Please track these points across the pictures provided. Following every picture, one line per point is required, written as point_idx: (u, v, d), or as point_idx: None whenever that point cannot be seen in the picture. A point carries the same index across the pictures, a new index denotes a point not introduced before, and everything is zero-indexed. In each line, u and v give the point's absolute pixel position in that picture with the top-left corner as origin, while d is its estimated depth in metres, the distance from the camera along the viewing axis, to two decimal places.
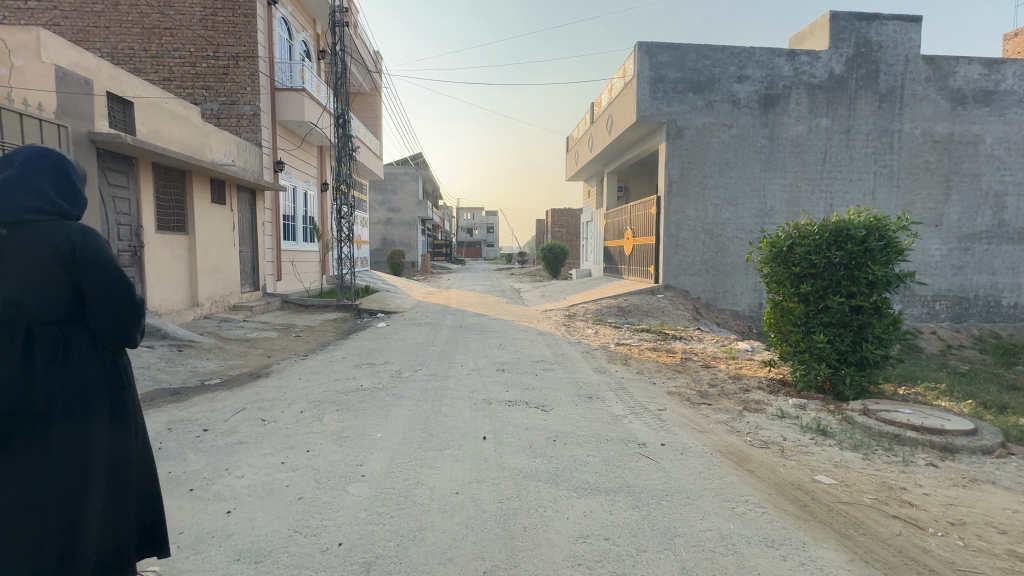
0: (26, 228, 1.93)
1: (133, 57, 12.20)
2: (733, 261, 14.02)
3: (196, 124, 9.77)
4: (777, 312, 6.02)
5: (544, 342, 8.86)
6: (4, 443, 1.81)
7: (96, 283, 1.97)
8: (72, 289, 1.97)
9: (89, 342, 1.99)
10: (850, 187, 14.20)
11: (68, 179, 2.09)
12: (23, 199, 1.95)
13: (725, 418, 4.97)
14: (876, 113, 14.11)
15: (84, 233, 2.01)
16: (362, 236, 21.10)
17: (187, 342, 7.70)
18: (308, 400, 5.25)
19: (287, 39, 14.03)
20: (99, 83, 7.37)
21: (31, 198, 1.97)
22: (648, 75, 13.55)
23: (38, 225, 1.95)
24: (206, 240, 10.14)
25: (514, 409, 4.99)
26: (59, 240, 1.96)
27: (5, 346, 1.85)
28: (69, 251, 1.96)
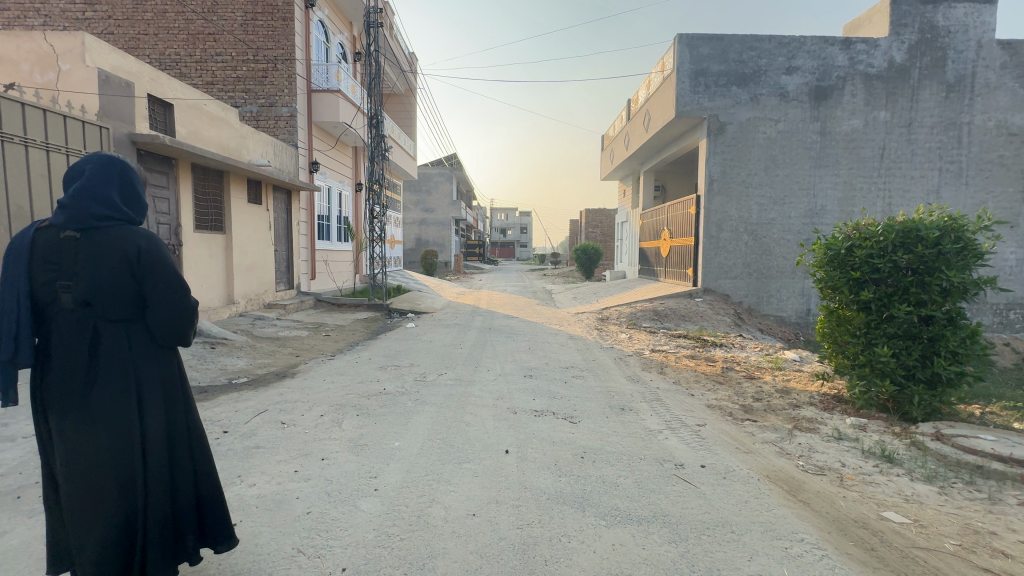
0: (98, 233, 2.30)
1: (179, 63, 12.62)
2: (778, 264, 13.22)
3: (233, 125, 9.96)
4: (832, 321, 5.50)
5: (575, 347, 8.52)
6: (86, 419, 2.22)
7: (155, 288, 2.31)
8: (134, 292, 2.32)
9: (146, 339, 2.34)
10: (911, 185, 13.13)
11: (131, 188, 2.42)
12: (96, 207, 2.31)
13: (773, 437, 4.52)
14: (942, 105, 12.98)
15: (149, 239, 2.37)
16: (395, 236, 21.29)
17: (219, 340, 7.81)
18: (330, 403, 5.13)
19: (324, 42, 14.26)
20: (141, 86, 7.56)
21: (101, 205, 2.33)
22: (688, 69, 12.96)
23: (107, 231, 2.30)
24: (242, 240, 10.33)
25: (540, 420, 4.70)
26: (127, 245, 2.31)
27: (80, 337, 2.25)
28: (134, 257, 2.30)
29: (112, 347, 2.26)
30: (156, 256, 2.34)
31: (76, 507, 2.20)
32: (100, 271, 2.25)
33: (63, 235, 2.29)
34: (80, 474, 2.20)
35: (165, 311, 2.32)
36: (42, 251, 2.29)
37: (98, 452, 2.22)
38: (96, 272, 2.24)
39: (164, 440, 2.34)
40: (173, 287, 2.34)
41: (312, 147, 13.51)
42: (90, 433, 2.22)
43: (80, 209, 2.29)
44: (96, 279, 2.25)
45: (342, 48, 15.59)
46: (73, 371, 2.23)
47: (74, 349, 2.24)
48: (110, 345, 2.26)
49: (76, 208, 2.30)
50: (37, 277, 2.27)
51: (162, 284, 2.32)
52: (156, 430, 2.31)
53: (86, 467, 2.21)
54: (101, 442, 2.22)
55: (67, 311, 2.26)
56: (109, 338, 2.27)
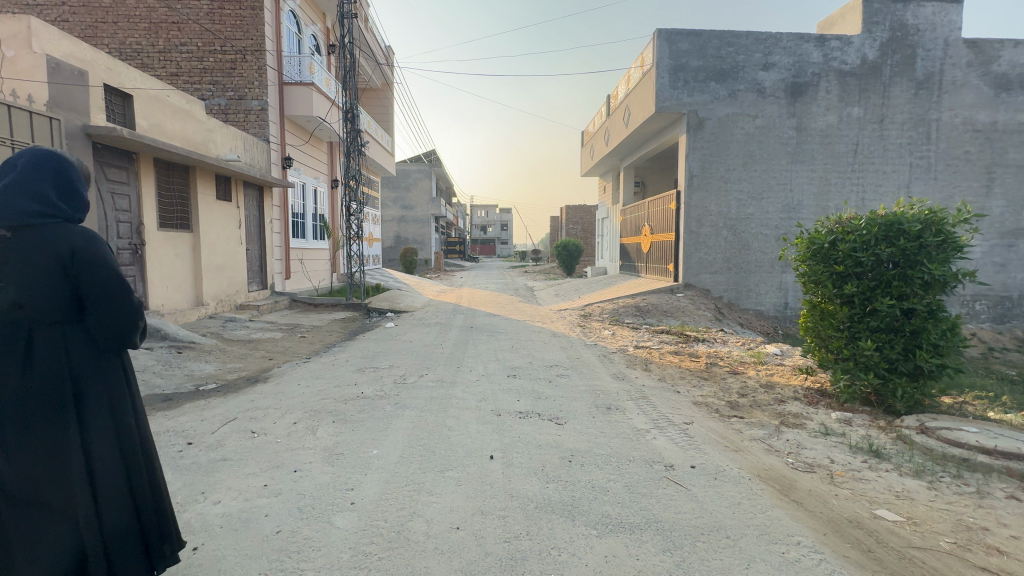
0: (29, 232, 2.03)
1: (141, 53, 12.01)
2: (757, 259, 13.36)
3: (199, 118, 9.49)
4: (816, 316, 5.49)
5: (558, 344, 8.40)
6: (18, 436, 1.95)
7: (92, 287, 2.05)
8: (71, 293, 2.05)
9: (85, 342, 2.07)
10: (883, 180, 13.40)
11: (69, 183, 2.16)
12: (27, 204, 2.05)
13: (761, 434, 4.46)
14: (913, 101, 13.28)
15: (87, 237, 2.10)
16: (373, 233, 20.88)
17: (187, 344, 7.42)
18: (304, 409, 4.88)
19: (296, 33, 13.77)
20: (96, 75, 7.10)
21: (36, 203, 2.07)
22: (667, 64, 12.94)
23: (40, 229, 2.04)
24: (210, 238, 9.88)
25: (526, 422, 4.54)
26: (60, 244, 2.05)
27: (10, 345, 1.97)
28: (67, 256, 2.04)
29: (47, 352, 2.00)
30: (95, 255, 2.08)
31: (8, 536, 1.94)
32: (30, 269, 1.99)
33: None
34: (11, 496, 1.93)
35: (107, 310, 2.06)
36: None
37: (34, 470, 1.96)
38: (25, 271, 1.98)
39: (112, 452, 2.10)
40: (114, 284, 2.09)
41: (284, 142, 13.04)
42: (25, 449, 1.96)
43: (7, 206, 2.02)
44: (25, 279, 1.97)
45: (315, 40, 15.10)
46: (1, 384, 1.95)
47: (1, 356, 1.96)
48: (44, 349, 2.00)
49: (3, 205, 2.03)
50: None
51: (101, 282, 2.06)
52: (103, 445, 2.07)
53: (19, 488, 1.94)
54: (38, 458, 1.97)
55: None
56: (43, 342, 2.01)
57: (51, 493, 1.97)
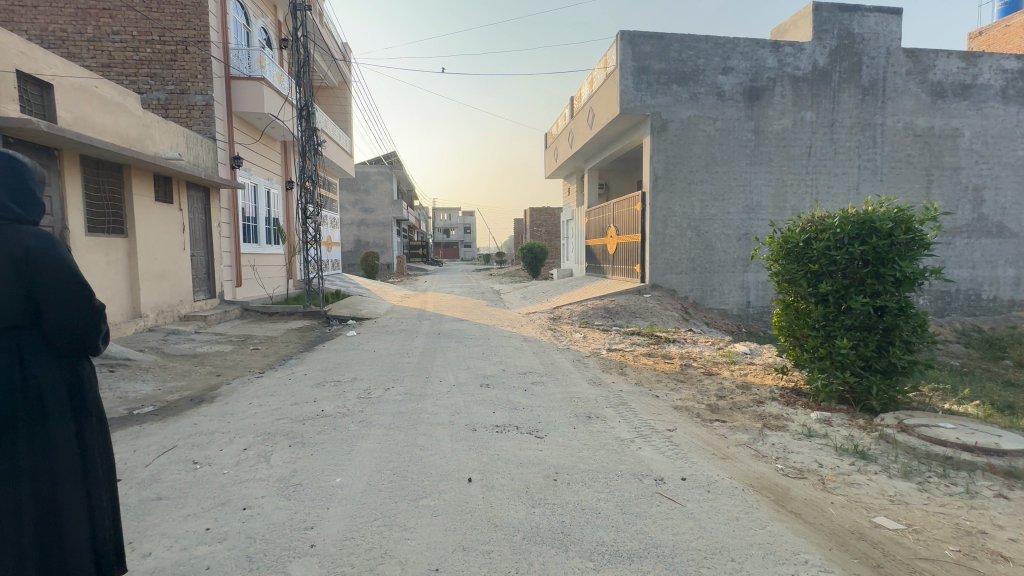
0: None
1: (66, 41, 10.92)
2: (720, 259, 13.60)
3: (133, 112, 8.66)
4: (790, 315, 5.46)
5: (530, 350, 8.12)
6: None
7: (51, 292, 2.12)
8: (26, 298, 2.11)
9: (43, 346, 2.14)
10: (835, 182, 13.95)
11: (22, 186, 2.22)
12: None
13: (746, 439, 4.33)
14: (859, 106, 13.90)
15: (42, 241, 2.17)
16: (331, 237, 20.02)
17: (120, 361, 6.67)
18: (256, 432, 4.36)
19: (244, 25, 12.94)
20: (7, 60, 6.27)
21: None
22: (630, 66, 12.98)
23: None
24: (148, 244, 9.02)
25: (504, 437, 4.22)
26: (12, 246, 2.10)
27: None
28: (22, 259, 2.11)
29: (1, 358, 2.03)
30: (52, 260, 2.15)
31: None
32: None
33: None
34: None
35: (68, 315, 2.14)
36: None
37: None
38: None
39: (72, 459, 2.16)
40: (74, 291, 2.16)
41: (233, 140, 12.18)
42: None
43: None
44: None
45: (265, 33, 14.26)
46: None
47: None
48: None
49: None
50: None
51: (61, 288, 2.14)
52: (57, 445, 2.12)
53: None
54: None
55: None
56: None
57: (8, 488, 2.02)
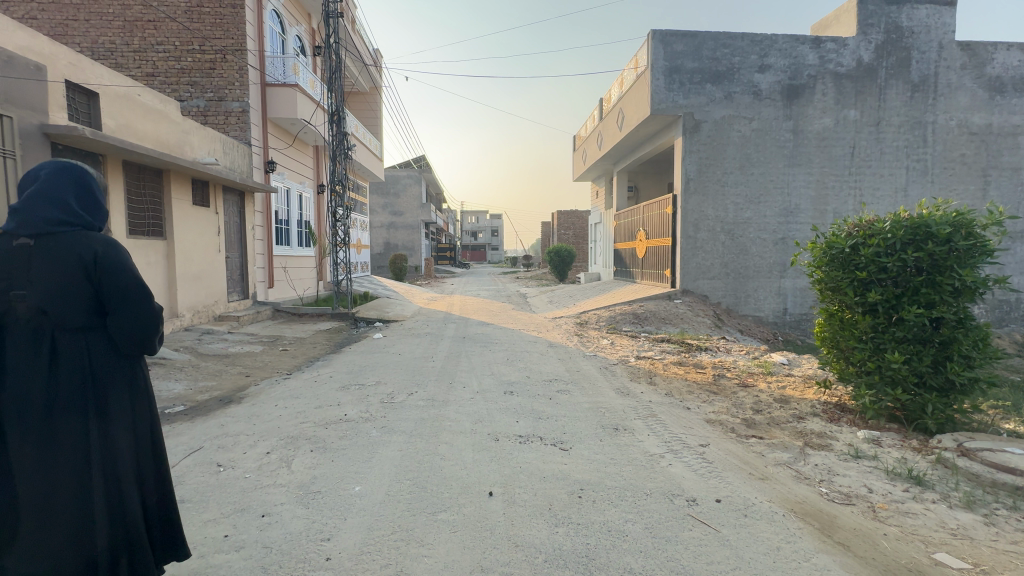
0: (53, 238, 2.24)
1: (115, 52, 11.46)
2: (755, 264, 13.09)
3: (173, 119, 8.97)
4: (834, 326, 5.12)
5: (556, 356, 7.95)
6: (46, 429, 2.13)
7: (116, 295, 2.23)
8: (92, 298, 2.24)
9: (108, 347, 2.25)
10: (880, 183, 13.23)
11: (90, 193, 2.37)
12: (52, 212, 2.26)
13: (786, 458, 4.05)
14: (908, 104, 13.15)
15: (106, 245, 2.28)
16: (360, 240, 20.34)
17: (155, 359, 6.87)
18: (280, 436, 4.37)
19: (280, 33, 13.29)
20: (56, 70, 6.56)
21: (56, 210, 2.27)
22: (662, 65, 12.67)
23: (64, 235, 2.25)
24: (186, 246, 9.32)
25: (527, 448, 4.08)
26: (82, 250, 2.24)
27: (35, 350, 2.16)
28: (91, 262, 2.23)
29: (71, 357, 2.17)
30: (112, 262, 2.26)
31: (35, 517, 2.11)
32: (54, 279, 2.17)
33: (15, 242, 2.22)
34: (34, 492, 2.10)
35: (131, 317, 2.24)
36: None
37: (56, 468, 2.13)
38: (51, 280, 2.17)
39: (131, 456, 2.26)
40: (136, 294, 2.26)
41: (267, 145, 12.51)
42: (47, 449, 2.13)
43: (33, 213, 2.23)
44: (49, 287, 2.16)
45: (300, 41, 14.63)
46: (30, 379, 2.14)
47: (29, 358, 2.15)
48: (71, 353, 2.18)
49: (29, 212, 2.24)
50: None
51: (125, 290, 2.24)
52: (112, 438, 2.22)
53: (44, 485, 2.11)
54: (58, 456, 2.13)
55: (21, 320, 2.17)
56: (69, 348, 2.18)
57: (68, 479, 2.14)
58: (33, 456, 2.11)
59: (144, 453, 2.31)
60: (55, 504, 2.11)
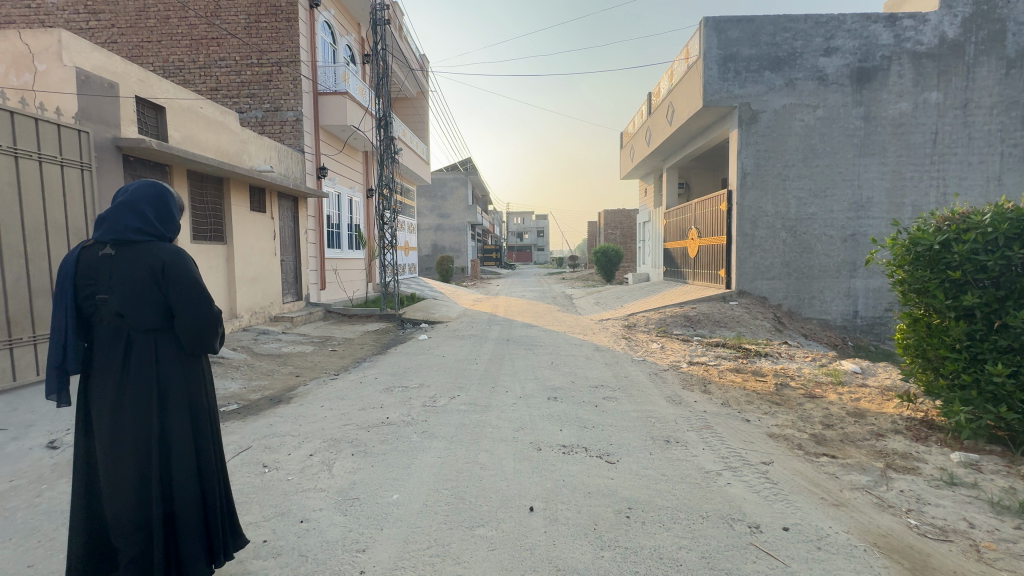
0: (131, 246, 2.62)
1: (183, 69, 12.26)
2: (820, 263, 12.14)
3: (232, 129, 9.44)
4: (920, 332, 4.54)
5: (602, 360, 7.66)
6: (125, 414, 2.49)
7: (179, 299, 2.57)
8: (162, 303, 2.60)
9: (173, 345, 2.61)
10: (968, 172, 11.90)
11: (166, 208, 2.74)
12: (131, 220, 2.63)
13: (864, 482, 3.61)
14: (1002, 82, 11.76)
15: (174, 254, 2.64)
16: (408, 242, 20.78)
17: (215, 358, 7.21)
18: (323, 437, 4.40)
19: (331, 44, 13.77)
20: (128, 87, 7.02)
21: (135, 218, 2.64)
22: (715, 54, 12.02)
23: (139, 243, 2.62)
24: (244, 250, 9.79)
25: (571, 460, 3.86)
26: (153, 259, 2.61)
27: (115, 347, 2.53)
28: (159, 270, 2.59)
29: (142, 355, 2.53)
30: (178, 269, 2.62)
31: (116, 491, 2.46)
32: (132, 285, 2.56)
33: (102, 250, 2.62)
34: (114, 470, 2.47)
35: (192, 320, 2.59)
36: (87, 269, 2.62)
37: (131, 450, 2.48)
38: (129, 286, 2.54)
39: (188, 441, 2.57)
40: (197, 299, 2.61)
41: (319, 152, 12.97)
42: (123, 433, 2.48)
43: (118, 222, 2.62)
44: (128, 293, 2.55)
45: (350, 50, 15.08)
46: (111, 371, 2.52)
47: (111, 355, 2.54)
48: (142, 351, 2.54)
49: (115, 222, 2.64)
50: (78, 293, 2.60)
51: (186, 295, 2.58)
52: (176, 422, 2.55)
53: (121, 464, 2.47)
54: (132, 440, 2.49)
55: (106, 321, 2.57)
56: (140, 346, 2.55)
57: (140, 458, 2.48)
58: (113, 439, 2.48)
59: (199, 438, 2.62)
60: (130, 480, 2.46)
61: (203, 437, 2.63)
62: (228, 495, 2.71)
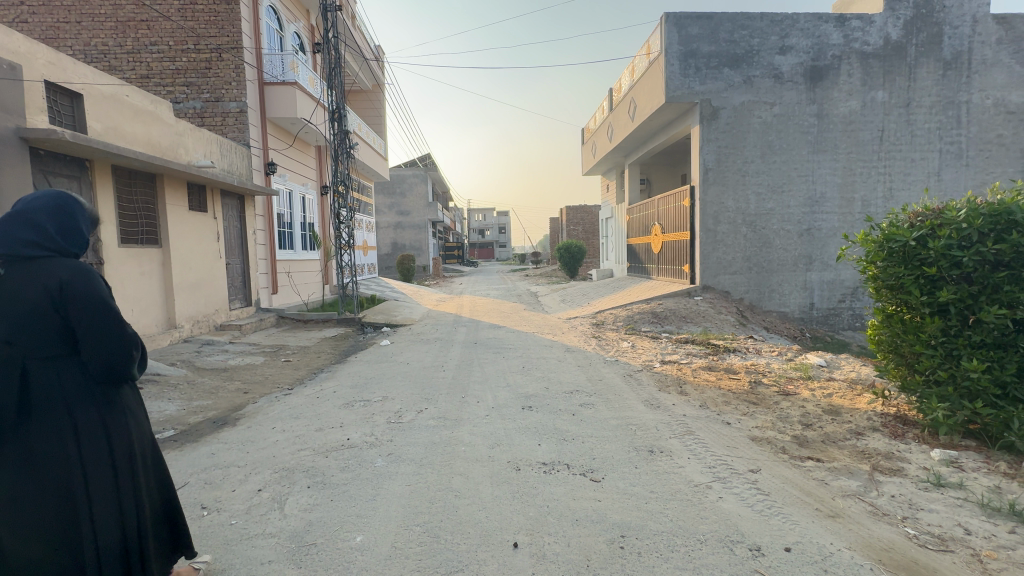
0: (23, 264, 2.16)
1: (107, 54, 11.09)
2: (779, 257, 12.44)
3: (165, 120, 8.55)
4: (895, 329, 4.55)
5: (575, 362, 7.43)
6: (23, 461, 2.08)
7: (85, 323, 2.14)
8: (63, 327, 2.16)
9: (80, 374, 2.18)
10: (911, 168, 12.48)
11: (71, 221, 2.30)
12: (26, 235, 2.19)
13: (854, 488, 3.50)
14: (940, 83, 12.38)
15: (75, 272, 2.18)
16: (366, 241, 19.98)
17: (149, 376, 6.45)
18: (274, 467, 3.89)
19: (277, 30, 12.86)
20: (34, 70, 6.12)
21: (31, 232, 2.21)
22: (676, 50, 12.01)
23: (35, 261, 2.17)
24: (183, 254, 8.92)
25: (553, 480, 3.56)
26: (51, 278, 2.15)
27: None
28: (57, 290, 2.14)
29: (41, 388, 2.10)
30: (82, 288, 2.16)
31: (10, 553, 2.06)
32: (23, 309, 2.09)
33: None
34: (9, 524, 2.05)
35: (101, 346, 2.16)
36: None
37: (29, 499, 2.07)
38: (18, 308, 2.08)
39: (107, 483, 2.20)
40: (107, 322, 2.18)
41: (267, 146, 12.09)
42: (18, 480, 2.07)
43: (8, 237, 2.17)
44: (16, 318, 2.08)
45: (299, 38, 14.19)
46: None
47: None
48: (41, 383, 2.11)
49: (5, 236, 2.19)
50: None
51: (95, 318, 2.15)
52: (88, 464, 2.16)
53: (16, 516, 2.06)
54: (34, 486, 2.08)
55: None
56: (36, 378, 2.11)
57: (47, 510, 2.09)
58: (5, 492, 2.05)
59: (122, 478, 2.24)
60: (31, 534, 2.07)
61: (126, 477, 2.25)
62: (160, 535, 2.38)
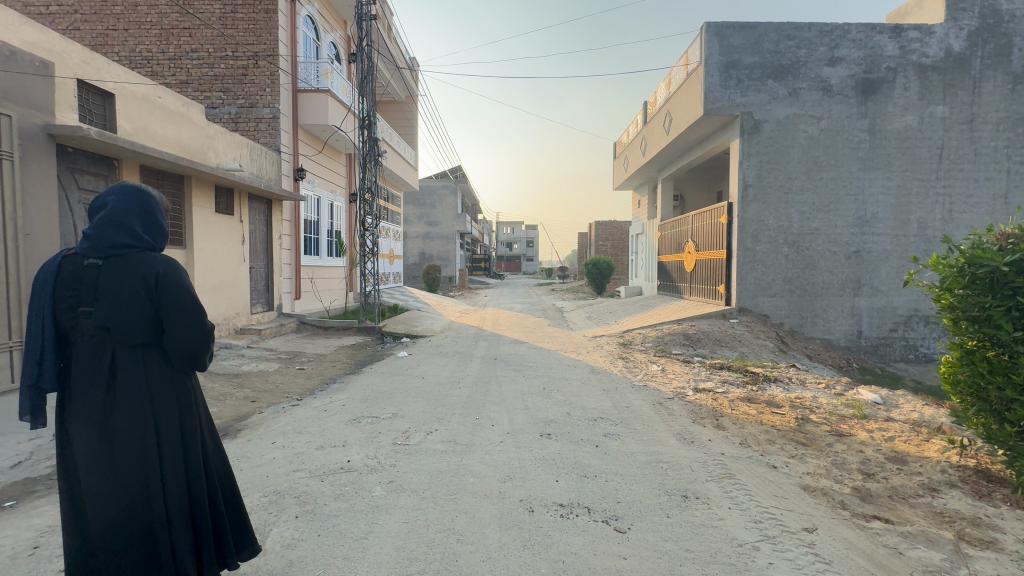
0: (119, 259, 2.47)
1: (151, 60, 11.41)
2: (824, 280, 11.61)
3: (197, 123, 8.64)
4: (979, 368, 3.92)
5: (600, 386, 6.90)
6: (108, 432, 2.37)
7: (168, 313, 2.45)
8: (152, 317, 2.47)
9: (161, 362, 2.48)
10: (974, 189, 11.50)
11: (151, 217, 2.61)
12: (120, 236, 2.49)
13: (938, 562, 2.88)
14: (1008, 98, 11.45)
15: (167, 264, 2.53)
16: (392, 250, 19.97)
17: None
18: (265, 491, 3.56)
19: (314, 40, 13.04)
20: (67, 68, 6.18)
21: (124, 234, 2.51)
22: (717, 61, 11.49)
23: (130, 257, 2.48)
24: (207, 256, 8.90)
25: (570, 528, 3.09)
26: (146, 270, 2.48)
27: (98, 362, 2.39)
28: (153, 281, 2.46)
29: (129, 369, 2.40)
30: (172, 281, 2.49)
31: (99, 511, 2.33)
32: (120, 297, 2.41)
33: (86, 262, 2.47)
34: (98, 489, 2.34)
35: (181, 333, 2.46)
36: (67, 280, 2.47)
37: (114, 469, 2.36)
38: (114, 298, 2.40)
39: (177, 456, 2.43)
40: (188, 313, 2.48)
41: (297, 152, 12.16)
42: (106, 451, 2.36)
43: (104, 237, 2.47)
44: (112, 306, 2.40)
45: (334, 48, 14.39)
46: (94, 386, 2.39)
47: (93, 371, 2.40)
48: (128, 367, 2.42)
49: (100, 237, 2.48)
50: (59, 311, 2.45)
51: (178, 309, 2.46)
52: (163, 438, 2.42)
53: (105, 482, 2.34)
54: (122, 454, 2.37)
55: (87, 335, 2.43)
56: (126, 360, 2.42)
57: (130, 476, 2.36)
58: (96, 457, 2.35)
59: (189, 453, 2.47)
60: (116, 498, 2.34)
61: (193, 452, 2.49)
62: (219, 510, 2.56)
